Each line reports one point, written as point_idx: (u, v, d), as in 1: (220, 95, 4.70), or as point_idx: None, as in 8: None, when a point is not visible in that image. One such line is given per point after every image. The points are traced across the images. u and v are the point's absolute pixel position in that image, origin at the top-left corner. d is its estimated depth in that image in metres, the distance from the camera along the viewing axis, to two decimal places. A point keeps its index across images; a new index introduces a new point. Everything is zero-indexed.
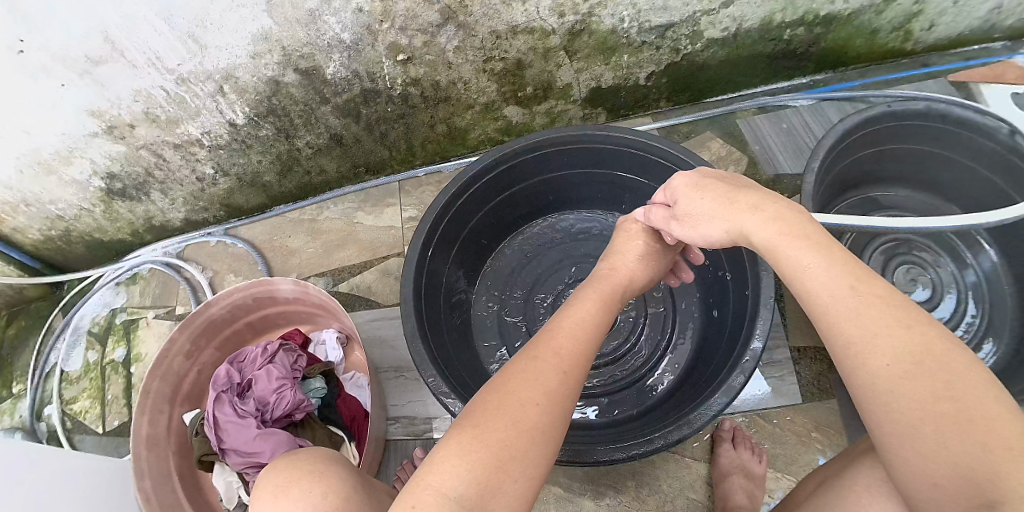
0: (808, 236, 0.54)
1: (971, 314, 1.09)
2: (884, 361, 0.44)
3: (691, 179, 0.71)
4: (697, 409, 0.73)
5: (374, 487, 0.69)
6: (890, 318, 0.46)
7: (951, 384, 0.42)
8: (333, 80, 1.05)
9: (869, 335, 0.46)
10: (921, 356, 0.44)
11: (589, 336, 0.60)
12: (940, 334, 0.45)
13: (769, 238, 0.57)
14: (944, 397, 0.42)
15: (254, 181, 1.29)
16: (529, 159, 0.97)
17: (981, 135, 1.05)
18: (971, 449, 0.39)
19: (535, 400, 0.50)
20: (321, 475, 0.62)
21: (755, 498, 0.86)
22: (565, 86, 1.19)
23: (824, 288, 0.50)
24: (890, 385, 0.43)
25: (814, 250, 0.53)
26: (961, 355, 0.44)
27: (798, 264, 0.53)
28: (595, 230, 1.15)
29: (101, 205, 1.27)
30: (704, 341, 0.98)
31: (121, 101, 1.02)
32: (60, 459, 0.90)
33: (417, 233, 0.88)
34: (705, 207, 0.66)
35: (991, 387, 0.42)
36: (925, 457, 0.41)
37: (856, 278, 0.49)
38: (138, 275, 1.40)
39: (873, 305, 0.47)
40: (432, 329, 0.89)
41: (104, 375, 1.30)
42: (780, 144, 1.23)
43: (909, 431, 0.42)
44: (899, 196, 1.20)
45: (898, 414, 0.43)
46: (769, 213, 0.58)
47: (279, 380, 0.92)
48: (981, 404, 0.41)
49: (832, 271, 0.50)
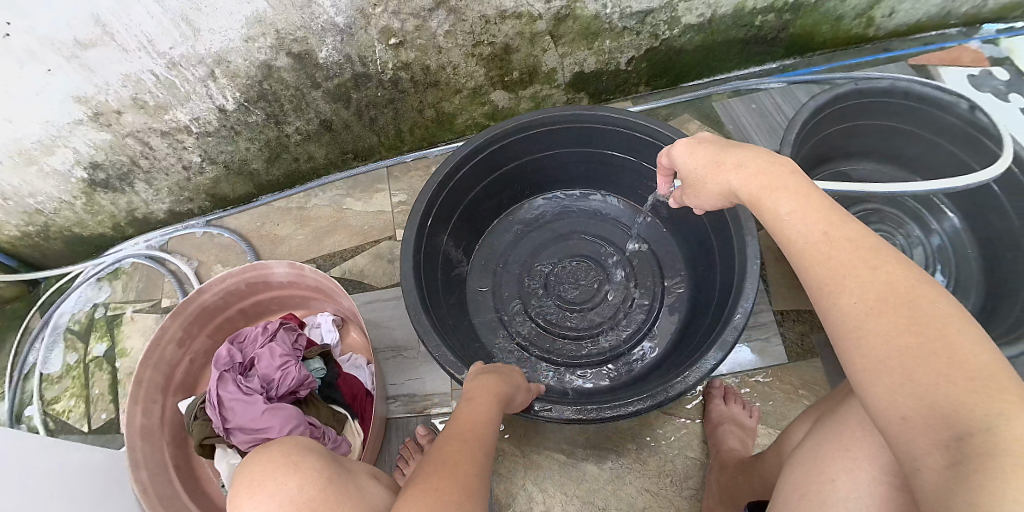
0: (788, 188, 0.55)
1: (940, 276, 1.17)
2: (852, 298, 0.45)
3: (687, 143, 0.70)
4: (692, 367, 0.77)
5: (355, 475, 0.62)
6: (859, 260, 0.46)
7: (916, 319, 0.42)
8: (325, 64, 1.07)
9: (839, 277, 0.47)
10: (887, 293, 0.44)
11: (488, 428, 0.65)
12: (909, 273, 0.45)
13: (752, 191, 0.58)
14: (910, 331, 0.41)
15: (241, 169, 1.28)
16: (519, 140, 0.99)
17: (940, 110, 1.14)
18: (933, 383, 0.39)
19: (454, 486, 0.53)
20: (294, 464, 0.55)
21: (748, 445, 0.90)
22: (550, 71, 1.23)
23: (802, 237, 0.52)
24: (859, 322, 0.44)
25: (794, 198, 0.54)
26: (930, 290, 0.43)
27: (779, 213, 0.54)
28: (584, 209, 1.18)
29: (82, 197, 1.24)
30: (692, 309, 1.02)
31: (109, 87, 1.01)
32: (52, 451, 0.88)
33: (413, 210, 0.89)
34: (700, 171, 0.67)
35: (959, 319, 0.41)
36: (894, 392, 0.41)
37: (831, 223, 0.51)
38: (120, 270, 1.36)
39: (841, 247, 0.48)
40: (433, 304, 0.90)
41: (88, 372, 1.26)
42: (752, 123, 1.30)
43: (877, 367, 0.42)
44: (866, 169, 1.28)
45: (867, 349, 0.43)
46: (752, 169, 0.59)
47: (283, 357, 0.90)
48: (946, 336, 0.40)
49: (810, 219, 0.52)
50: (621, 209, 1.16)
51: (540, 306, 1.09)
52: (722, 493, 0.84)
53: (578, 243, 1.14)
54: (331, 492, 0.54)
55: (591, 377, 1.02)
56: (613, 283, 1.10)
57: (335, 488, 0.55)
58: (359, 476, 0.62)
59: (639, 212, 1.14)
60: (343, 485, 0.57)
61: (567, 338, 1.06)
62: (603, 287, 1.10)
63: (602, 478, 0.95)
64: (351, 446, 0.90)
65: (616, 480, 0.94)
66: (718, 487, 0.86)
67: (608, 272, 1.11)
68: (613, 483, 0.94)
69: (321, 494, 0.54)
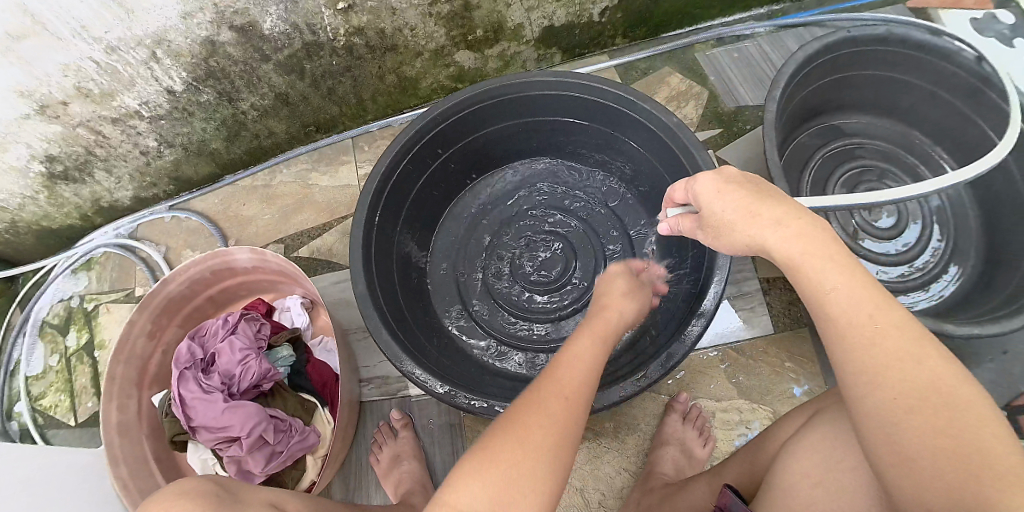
0: (833, 258, 0.49)
1: (936, 241, 1.13)
2: (891, 390, 0.43)
3: (714, 180, 0.58)
4: (675, 342, 0.72)
5: (246, 504, 0.55)
6: (905, 350, 0.44)
7: (952, 423, 0.41)
8: (271, 36, 0.99)
9: (880, 366, 0.44)
10: (929, 391, 0.42)
11: (588, 378, 0.57)
12: (951, 371, 0.44)
13: (794, 260, 0.50)
14: (947, 432, 0.40)
15: (201, 149, 1.23)
16: (468, 115, 0.90)
17: (939, 59, 1.04)
18: (963, 485, 0.38)
19: (540, 421, 0.50)
20: (166, 507, 0.51)
21: (686, 473, 0.86)
22: (516, 27, 1.12)
23: (843, 317, 0.47)
24: (898, 417, 0.42)
25: (841, 270, 0.48)
26: (970, 389, 0.43)
27: (823, 288, 0.48)
28: (554, 180, 1.09)
29: (45, 191, 1.18)
30: (666, 277, 0.96)
31: (50, 78, 0.93)
32: (28, 455, 0.86)
33: (359, 204, 0.82)
34: (734, 221, 0.55)
35: (992, 424, 0.41)
36: (924, 482, 0.40)
37: (877, 304, 0.46)
38: (93, 260, 1.34)
39: (888, 335, 0.45)
40: (393, 309, 0.84)
41: (70, 366, 1.25)
42: (737, 76, 1.21)
43: (908, 458, 0.41)
44: (861, 123, 1.20)
45: (898, 445, 0.42)
46: (800, 236, 0.50)
47: (243, 351, 0.87)
48: (983, 442, 0.40)
49: (853, 294, 0.47)
50: (597, 181, 1.07)
51: (507, 289, 1.03)
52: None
53: (549, 218, 1.07)
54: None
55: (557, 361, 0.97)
56: (582, 260, 1.03)
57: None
58: (250, 503, 0.55)
59: (615, 185, 1.06)
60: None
61: (535, 321, 1.01)
62: (573, 266, 1.03)
63: (579, 459, 0.92)
64: (322, 435, 0.89)
65: (593, 459, 0.92)
66: (636, 504, 0.82)
67: (577, 250, 1.04)
68: (590, 464, 0.92)
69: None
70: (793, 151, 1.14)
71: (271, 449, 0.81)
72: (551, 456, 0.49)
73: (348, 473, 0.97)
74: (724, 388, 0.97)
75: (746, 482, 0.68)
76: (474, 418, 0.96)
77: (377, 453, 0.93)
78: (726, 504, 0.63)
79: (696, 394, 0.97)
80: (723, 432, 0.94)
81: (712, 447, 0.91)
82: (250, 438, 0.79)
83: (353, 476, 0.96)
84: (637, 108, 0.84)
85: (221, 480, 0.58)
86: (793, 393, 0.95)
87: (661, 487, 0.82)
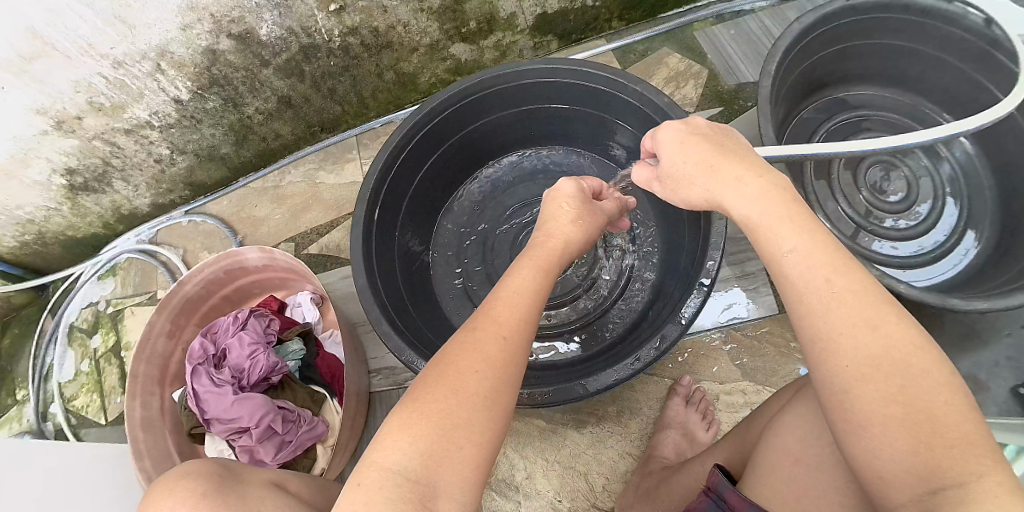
0: (791, 217, 0.51)
1: (949, 212, 1.10)
2: (845, 359, 0.44)
3: (679, 131, 0.63)
4: (669, 322, 0.72)
5: (246, 483, 0.57)
6: (862, 318, 0.45)
7: (905, 390, 0.42)
8: (269, 41, 1.01)
9: (834, 334, 0.45)
10: (881, 359, 0.43)
11: (526, 318, 0.54)
12: (910, 338, 0.44)
13: (749, 215, 0.53)
14: (898, 401, 0.42)
15: (212, 155, 1.26)
16: (464, 106, 0.91)
17: (945, 24, 1.00)
18: (914, 452, 0.40)
19: (474, 368, 0.48)
20: (171, 490, 0.53)
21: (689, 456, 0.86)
22: (510, 16, 1.12)
23: (803, 282, 0.47)
24: (848, 389, 0.44)
25: (797, 230, 0.49)
26: (927, 353, 0.44)
27: (780, 250, 0.50)
28: (551, 167, 1.09)
29: (67, 203, 1.23)
30: (666, 258, 0.95)
31: (64, 95, 0.98)
32: (59, 452, 0.91)
33: (358, 200, 0.83)
34: (691, 170, 0.60)
35: (946, 389, 0.42)
36: (879, 450, 0.42)
37: (834, 268, 0.47)
38: (116, 266, 1.39)
39: (846, 301, 0.45)
40: (394, 301, 0.85)
41: (99, 368, 1.31)
42: (737, 53, 1.19)
43: (862, 428, 0.43)
44: (867, 94, 1.18)
45: (851, 415, 0.44)
46: (754, 188, 0.54)
47: (251, 346, 0.90)
48: (934, 408, 0.41)
49: (812, 262, 0.48)
50: (594, 167, 1.07)
51: None
52: (638, 495, 0.80)
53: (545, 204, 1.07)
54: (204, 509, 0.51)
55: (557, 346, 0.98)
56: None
57: (209, 503, 0.51)
58: (250, 483, 0.57)
59: (613, 171, 1.06)
60: (226, 496, 0.53)
61: None
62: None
63: (583, 444, 0.92)
64: (330, 425, 0.92)
65: (596, 444, 0.92)
66: (637, 487, 0.82)
67: None
68: (594, 449, 0.92)
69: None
70: (797, 127, 1.12)
71: (280, 439, 0.84)
72: (485, 404, 0.47)
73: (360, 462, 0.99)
74: (729, 371, 0.96)
75: (734, 460, 0.68)
76: None
77: None
78: (713, 483, 0.63)
79: (699, 377, 0.96)
80: (727, 414, 0.93)
81: (716, 430, 0.91)
82: (260, 428, 0.83)
83: None
84: (632, 92, 0.84)
85: (224, 461, 0.61)
86: (799, 373, 0.93)
87: (659, 470, 0.81)
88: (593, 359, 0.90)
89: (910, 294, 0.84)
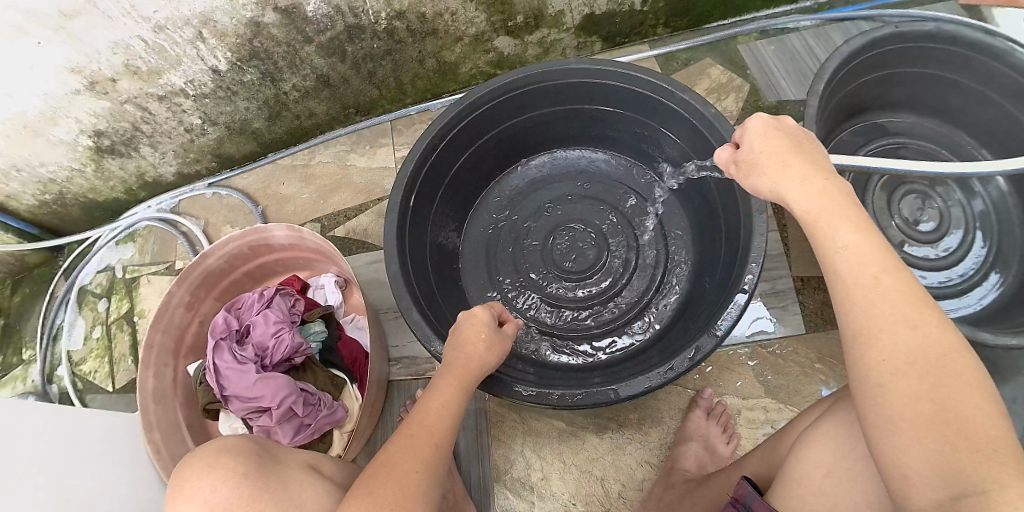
0: (852, 218, 0.50)
1: (978, 247, 1.09)
2: (881, 355, 0.44)
3: (766, 124, 0.60)
4: (705, 333, 0.71)
5: (284, 465, 0.57)
6: (901, 313, 0.44)
7: (937, 387, 0.41)
8: (314, 18, 1.00)
9: (875, 328, 0.45)
10: (917, 356, 0.42)
11: (450, 421, 0.61)
12: (947, 338, 0.43)
13: (810, 211, 0.52)
14: (927, 397, 0.41)
15: (243, 128, 1.25)
16: (506, 100, 0.90)
17: (990, 59, 0.99)
18: (939, 450, 0.39)
19: (415, 468, 0.53)
20: (212, 466, 0.52)
21: (708, 469, 0.85)
22: (558, 14, 1.11)
23: (853, 278, 0.47)
24: (879, 380, 0.43)
25: (855, 228, 0.49)
26: (964, 358, 0.42)
27: (834, 244, 0.49)
28: (585, 168, 1.08)
29: (92, 164, 1.22)
30: (698, 270, 0.94)
31: (100, 55, 0.97)
32: (88, 413, 0.91)
33: (396, 187, 0.82)
34: (766, 162, 0.58)
35: (976, 393, 0.40)
36: (907, 446, 0.40)
37: (885, 268, 0.46)
38: (136, 233, 1.37)
39: (891, 300, 0.45)
40: (424, 290, 0.84)
41: (110, 333, 1.29)
42: (780, 69, 1.18)
43: (889, 423, 0.42)
44: (905, 122, 1.17)
45: (883, 407, 0.43)
46: (818, 188, 0.53)
47: (277, 324, 0.89)
48: (965, 412, 0.39)
49: (866, 259, 0.47)
50: (631, 172, 1.06)
51: (539, 278, 1.02)
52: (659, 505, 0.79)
53: (578, 205, 1.06)
54: (246, 491, 0.51)
55: (585, 351, 0.96)
56: (613, 250, 1.02)
57: (251, 485, 0.51)
58: (289, 464, 0.57)
59: (650, 178, 1.05)
60: (267, 477, 0.53)
61: (564, 311, 1.00)
62: (602, 258, 1.02)
63: (601, 449, 0.91)
64: (350, 411, 0.90)
65: (615, 450, 0.91)
66: (657, 498, 0.81)
67: (607, 240, 1.03)
68: (613, 454, 0.91)
69: (234, 493, 0.50)
70: (835, 148, 1.11)
71: (299, 421, 0.83)
72: (425, 500, 0.52)
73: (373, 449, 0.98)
74: (753, 387, 0.95)
75: (763, 473, 0.67)
76: (498, 402, 0.95)
77: None
78: (741, 495, 0.63)
79: (723, 391, 0.95)
80: (748, 430, 0.92)
81: (736, 445, 0.90)
82: (280, 410, 0.81)
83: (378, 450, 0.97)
84: (678, 100, 0.83)
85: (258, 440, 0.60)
86: (823, 395, 0.92)
87: (681, 482, 0.80)
88: (623, 363, 0.89)
89: None
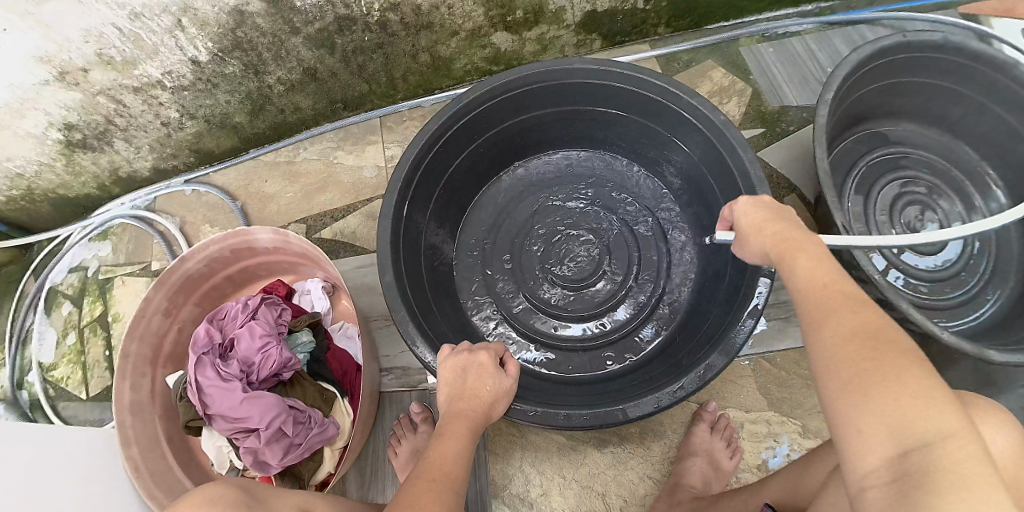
0: (805, 251, 0.51)
1: (976, 259, 1.07)
2: (829, 333, 0.43)
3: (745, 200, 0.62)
4: (716, 351, 0.68)
5: None
6: (842, 303, 0.44)
7: (875, 350, 0.40)
8: (303, 8, 0.94)
9: (820, 316, 0.44)
10: (861, 331, 0.41)
11: (461, 463, 0.56)
12: (881, 317, 0.42)
13: (774, 258, 0.54)
14: (869, 360, 0.40)
15: (224, 123, 1.19)
16: (505, 101, 0.86)
17: (993, 71, 0.97)
18: (879, 410, 0.37)
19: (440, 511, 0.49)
20: None
21: (713, 486, 0.83)
22: (558, 10, 1.07)
23: (802, 285, 0.48)
24: (828, 354, 0.42)
25: (807, 258, 0.50)
26: (895, 330, 0.41)
27: (788, 270, 0.51)
28: (587, 169, 1.04)
29: (62, 159, 1.15)
30: (703, 279, 0.92)
31: (71, 44, 0.90)
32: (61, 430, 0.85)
33: (389, 190, 0.78)
34: (745, 230, 0.60)
35: (909, 357, 0.39)
36: (853, 411, 0.39)
37: (829, 275, 0.48)
38: (109, 231, 1.30)
39: (833, 295, 0.45)
40: (420, 302, 0.80)
41: (83, 337, 1.22)
42: (782, 74, 1.15)
43: (835, 390, 0.41)
44: (906, 131, 1.15)
45: (829, 374, 0.41)
46: (779, 238, 0.54)
47: (263, 338, 0.84)
48: (903, 375, 0.38)
49: (811, 272, 0.48)
50: (634, 175, 1.03)
51: (539, 285, 0.99)
52: None
53: (577, 210, 1.02)
54: None
55: (585, 364, 0.93)
56: (614, 257, 0.99)
57: None
58: None
59: (653, 181, 1.01)
60: None
61: (565, 322, 0.97)
62: (602, 266, 0.98)
63: (603, 464, 0.89)
64: (340, 427, 0.86)
65: (616, 465, 0.89)
66: None
67: (609, 246, 0.99)
68: (614, 469, 0.88)
69: None
70: (836, 156, 1.10)
71: (289, 441, 0.79)
72: None
73: (364, 464, 0.94)
74: (755, 400, 0.93)
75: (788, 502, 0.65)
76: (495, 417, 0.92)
77: (393, 447, 0.90)
78: None
79: (725, 403, 0.93)
80: (750, 443, 0.90)
81: (738, 459, 0.88)
82: (268, 430, 0.77)
83: (370, 465, 0.93)
84: (685, 103, 0.80)
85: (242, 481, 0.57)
86: None
87: (689, 502, 0.78)
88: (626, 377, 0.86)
89: (953, 343, 0.78)
